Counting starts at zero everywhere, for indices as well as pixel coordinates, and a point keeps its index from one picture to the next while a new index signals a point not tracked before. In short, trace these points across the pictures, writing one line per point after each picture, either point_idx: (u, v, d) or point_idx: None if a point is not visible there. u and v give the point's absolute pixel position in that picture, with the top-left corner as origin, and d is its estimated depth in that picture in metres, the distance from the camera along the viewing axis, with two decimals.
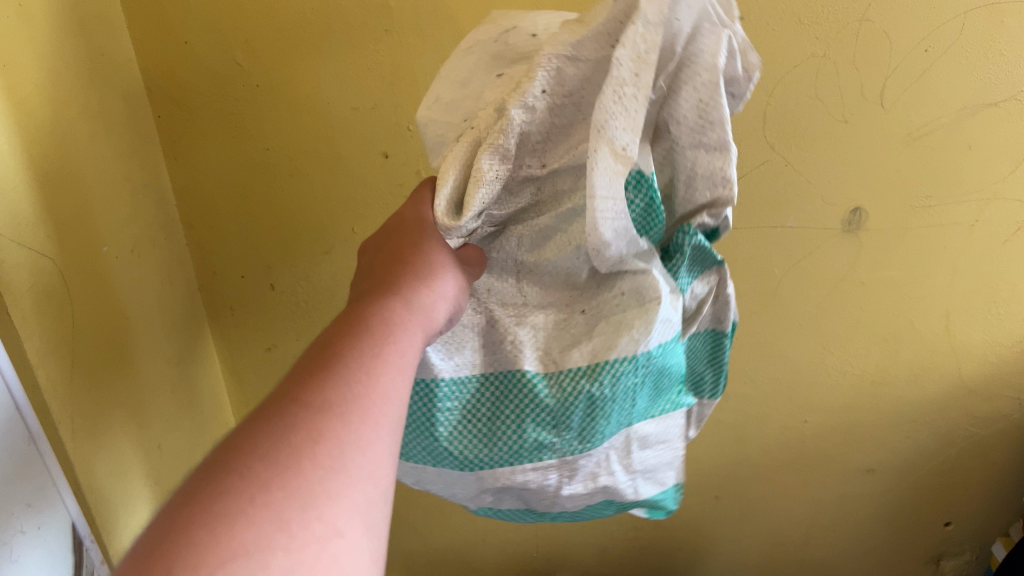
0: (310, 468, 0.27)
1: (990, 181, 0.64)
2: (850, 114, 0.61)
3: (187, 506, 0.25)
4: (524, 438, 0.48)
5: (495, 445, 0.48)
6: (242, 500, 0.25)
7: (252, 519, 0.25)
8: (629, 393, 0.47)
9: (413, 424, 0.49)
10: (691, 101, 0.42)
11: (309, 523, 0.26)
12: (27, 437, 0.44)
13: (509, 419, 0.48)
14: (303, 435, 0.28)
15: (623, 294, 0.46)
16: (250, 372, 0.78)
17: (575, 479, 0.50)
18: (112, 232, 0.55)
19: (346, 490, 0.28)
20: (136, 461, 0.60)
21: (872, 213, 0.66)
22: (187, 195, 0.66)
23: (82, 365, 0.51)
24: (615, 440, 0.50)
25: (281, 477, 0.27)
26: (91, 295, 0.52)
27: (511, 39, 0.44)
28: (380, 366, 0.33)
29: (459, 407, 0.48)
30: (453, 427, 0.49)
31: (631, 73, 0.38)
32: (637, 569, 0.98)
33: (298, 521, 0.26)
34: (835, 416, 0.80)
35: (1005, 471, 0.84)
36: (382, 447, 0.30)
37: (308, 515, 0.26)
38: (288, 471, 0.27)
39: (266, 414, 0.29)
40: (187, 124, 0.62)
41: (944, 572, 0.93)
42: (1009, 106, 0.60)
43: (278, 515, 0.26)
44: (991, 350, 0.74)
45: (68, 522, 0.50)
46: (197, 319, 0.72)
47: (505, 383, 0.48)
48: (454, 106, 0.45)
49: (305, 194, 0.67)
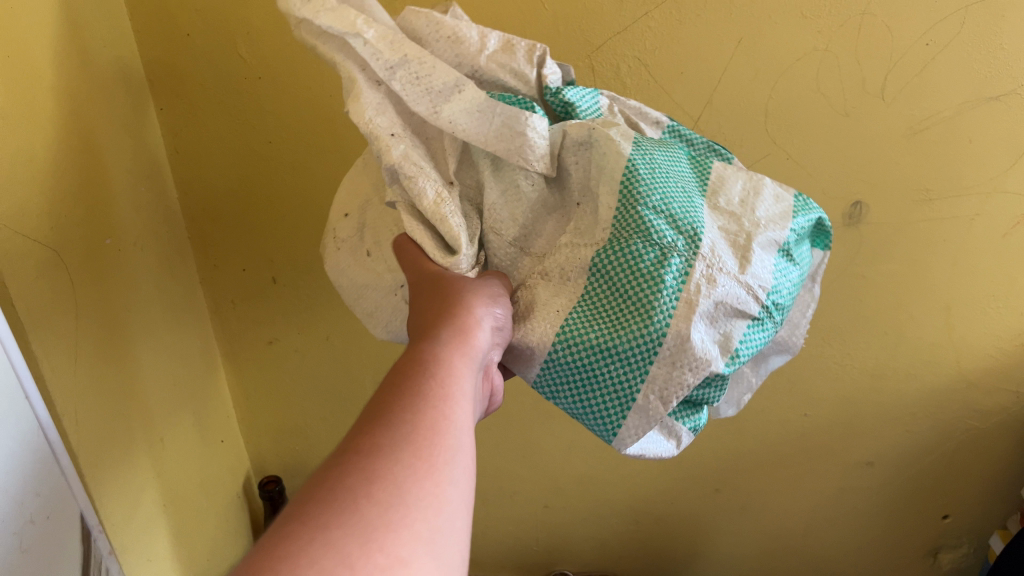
0: (367, 507, 0.27)
1: (991, 175, 0.64)
2: (852, 108, 0.61)
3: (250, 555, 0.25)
4: (658, 269, 0.40)
5: (641, 302, 0.40)
6: (302, 542, 0.25)
7: (315, 557, 0.24)
8: (658, 172, 0.43)
9: (591, 385, 0.41)
10: (441, 45, 0.44)
11: (372, 555, 0.25)
12: (38, 428, 0.44)
13: (625, 269, 0.41)
14: (354, 481, 0.28)
15: (572, 150, 0.44)
16: (252, 364, 0.78)
17: (733, 268, 0.42)
18: (115, 225, 0.55)
19: (405, 524, 0.27)
20: (139, 452, 0.60)
21: (873, 207, 0.66)
22: (189, 188, 0.66)
23: (86, 357, 0.51)
24: (717, 225, 0.43)
25: (338, 512, 0.26)
26: (93, 287, 0.52)
27: (344, 233, 0.51)
28: (426, 404, 0.32)
29: (591, 322, 0.41)
30: (604, 336, 0.41)
31: (390, 67, 0.41)
32: (636, 560, 0.99)
33: (361, 554, 0.25)
34: (834, 409, 0.81)
35: (1004, 464, 0.84)
36: (441, 479, 0.30)
37: (370, 548, 0.25)
38: (345, 511, 0.26)
39: (319, 470, 0.28)
40: (189, 116, 0.62)
41: (941, 565, 0.94)
42: (1011, 100, 0.60)
43: (340, 551, 0.25)
44: (990, 344, 0.74)
45: (78, 514, 0.49)
46: (199, 311, 0.72)
47: (599, 266, 0.42)
48: (375, 280, 0.51)
49: (307, 187, 0.67)
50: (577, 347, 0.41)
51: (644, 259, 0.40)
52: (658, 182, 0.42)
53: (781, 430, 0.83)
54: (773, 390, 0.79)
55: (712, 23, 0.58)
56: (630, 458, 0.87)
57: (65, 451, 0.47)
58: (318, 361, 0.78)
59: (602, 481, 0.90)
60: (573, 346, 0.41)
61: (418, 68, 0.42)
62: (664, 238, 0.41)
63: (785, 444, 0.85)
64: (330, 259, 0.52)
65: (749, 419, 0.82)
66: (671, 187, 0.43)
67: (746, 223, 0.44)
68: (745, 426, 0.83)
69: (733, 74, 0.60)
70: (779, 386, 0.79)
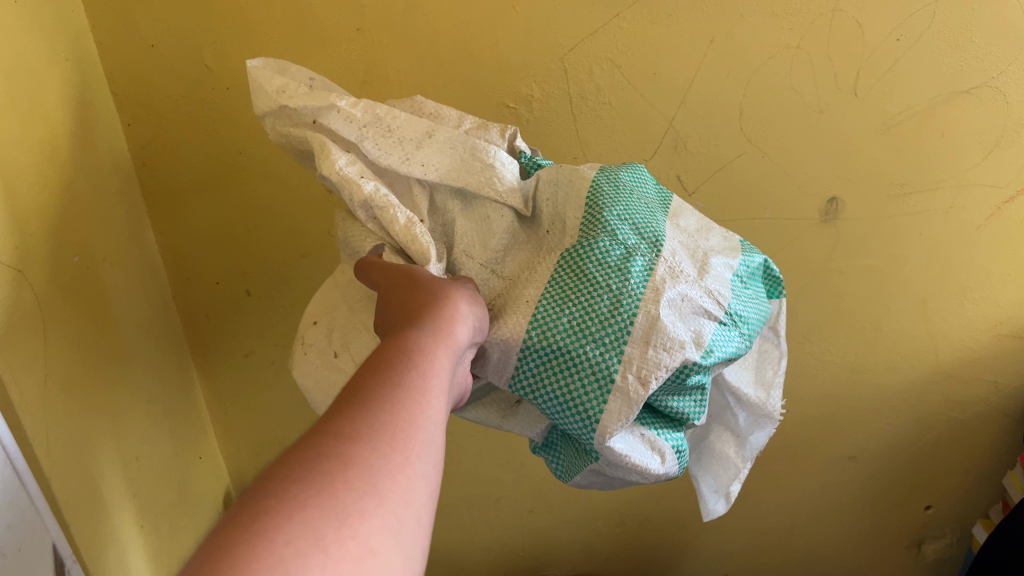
0: (343, 491, 0.26)
1: (964, 168, 0.64)
2: (825, 105, 0.61)
3: (221, 532, 0.23)
4: (609, 354, 0.41)
5: (590, 343, 0.41)
6: (279, 518, 0.24)
7: (289, 537, 0.24)
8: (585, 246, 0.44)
9: (578, 367, 0.41)
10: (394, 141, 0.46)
11: (344, 540, 0.25)
12: (4, 458, 0.43)
13: (567, 339, 0.41)
14: (331, 462, 0.27)
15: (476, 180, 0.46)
16: (228, 377, 0.77)
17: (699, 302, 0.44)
18: (83, 243, 0.54)
19: (379, 510, 0.26)
20: (114, 473, 0.58)
21: (849, 202, 0.66)
22: (158, 201, 0.65)
23: (55, 380, 0.50)
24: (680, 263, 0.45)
25: (308, 489, 0.25)
26: (62, 308, 0.51)
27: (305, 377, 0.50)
28: (395, 389, 0.31)
29: (564, 334, 0.41)
30: (574, 358, 0.41)
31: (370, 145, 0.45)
32: (623, 562, 0.98)
33: (333, 537, 0.24)
34: (815, 404, 0.81)
35: (983, 454, 0.85)
36: (416, 474, 0.29)
37: (343, 532, 0.25)
38: (320, 492, 0.25)
39: (290, 453, 0.27)
40: (157, 129, 0.61)
41: (925, 556, 0.94)
42: (981, 93, 0.60)
43: (314, 531, 0.24)
44: (968, 335, 0.75)
45: (50, 544, 0.49)
46: (173, 327, 0.71)
47: (552, 303, 0.42)
48: (319, 381, 0.49)
49: (280, 197, 0.66)
50: (553, 333, 0.41)
51: (612, 254, 0.43)
52: (620, 199, 0.46)
53: None
54: None
55: (685, 23, 0.57)
56: None
57: (41, 492, 0.47)
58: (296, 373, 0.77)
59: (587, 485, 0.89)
60: (547, 332, 0.41)
61: (387, 123, 0.46)
62: (628, 239, 0.44)
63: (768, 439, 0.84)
64: (299, 368, 0.50)
65: None
66: (628, 202, 0.46)
67: (698, 248, 0.48)
68: None
69: (707, 74, 0.60)
70: None
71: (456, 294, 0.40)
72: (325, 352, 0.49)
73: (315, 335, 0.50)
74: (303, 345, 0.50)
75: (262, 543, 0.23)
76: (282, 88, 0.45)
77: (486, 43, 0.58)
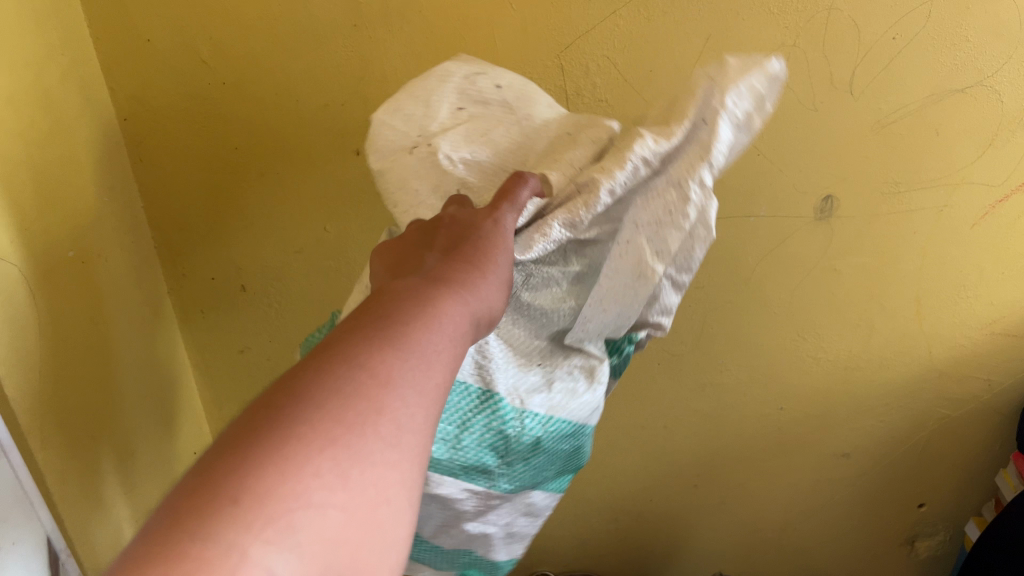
0: (371, 436, 0.26)
1: (957, 166, 0.65)
2: (820, 103, 0.61)
3: (253, 444, 0.24)
4: (467, 456, 0.52)
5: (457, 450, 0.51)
6: (310, 448, 0.24)
7: (315, 469, 0.24)
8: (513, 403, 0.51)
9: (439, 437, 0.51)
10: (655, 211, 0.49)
11: (364, 487, 0.25)
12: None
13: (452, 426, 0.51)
14: (365, 400, 0.27)
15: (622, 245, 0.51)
16: (223, 371, 0.77)
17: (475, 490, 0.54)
18: (79, 238, 0.54)
19: (396, 463, 0.27)
20: (107, 468, 0.59)
21: (844, 200, 0.67)
22: (154, 196, 0.65)
23: (50, 375, 0.50)
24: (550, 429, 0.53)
25: (340, 424, 0.26)
26: (58, 303, 0.51)
27: (414, 111, 0.51)
28: (433, 338, 0.32)
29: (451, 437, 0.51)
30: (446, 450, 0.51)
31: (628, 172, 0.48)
32: (617, 558, 0.99)
33: (355, 481, 0.25)
34: (809, 402, 0.81)
35: (975, 451, 0.85)
36: (430, 433, 0.29)
37: (364, 478, 0.26)
38: (350, 429, 0.26)
39: (326, 370, 0.27)
40: (153, 125, 0.61)
41: (918, 553, 0.95)
42: (975, 92, 0.61)
43: (339, 470, 0.25)
44: (961, 333, 0.75)
45: (41, 535, 0.49)
46: (167, 322, 0.71)
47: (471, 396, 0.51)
48: (409, 119, 0.51)
49: (275, 194, 0.66)
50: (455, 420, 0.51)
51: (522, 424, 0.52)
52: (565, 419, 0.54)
53: (757, 425, 0.83)
54: (747, 385, 0.80)
55: (681, 21, 0.58)
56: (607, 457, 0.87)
57: (37, 492, 0.48)
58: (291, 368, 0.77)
59: (581, 481, 0.90)
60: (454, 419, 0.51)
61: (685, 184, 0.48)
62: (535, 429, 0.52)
63: (762, 437, 0.85)
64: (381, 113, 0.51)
65: (726, 414, 0.82)
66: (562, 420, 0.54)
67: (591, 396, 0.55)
68: (721, 421, 0.83)
69: (702, 72, 0.60)
70: (753, 380, 0.79)
71: (496, 259, 0.41)
72: (440, 127, 0.51)
73: (418, 107, 0.51)
74: (406, 102, 0.51)
75: (294, 471, 0.24)
76: (726, 102, 0.47)
77: (482, 39, 0.58)
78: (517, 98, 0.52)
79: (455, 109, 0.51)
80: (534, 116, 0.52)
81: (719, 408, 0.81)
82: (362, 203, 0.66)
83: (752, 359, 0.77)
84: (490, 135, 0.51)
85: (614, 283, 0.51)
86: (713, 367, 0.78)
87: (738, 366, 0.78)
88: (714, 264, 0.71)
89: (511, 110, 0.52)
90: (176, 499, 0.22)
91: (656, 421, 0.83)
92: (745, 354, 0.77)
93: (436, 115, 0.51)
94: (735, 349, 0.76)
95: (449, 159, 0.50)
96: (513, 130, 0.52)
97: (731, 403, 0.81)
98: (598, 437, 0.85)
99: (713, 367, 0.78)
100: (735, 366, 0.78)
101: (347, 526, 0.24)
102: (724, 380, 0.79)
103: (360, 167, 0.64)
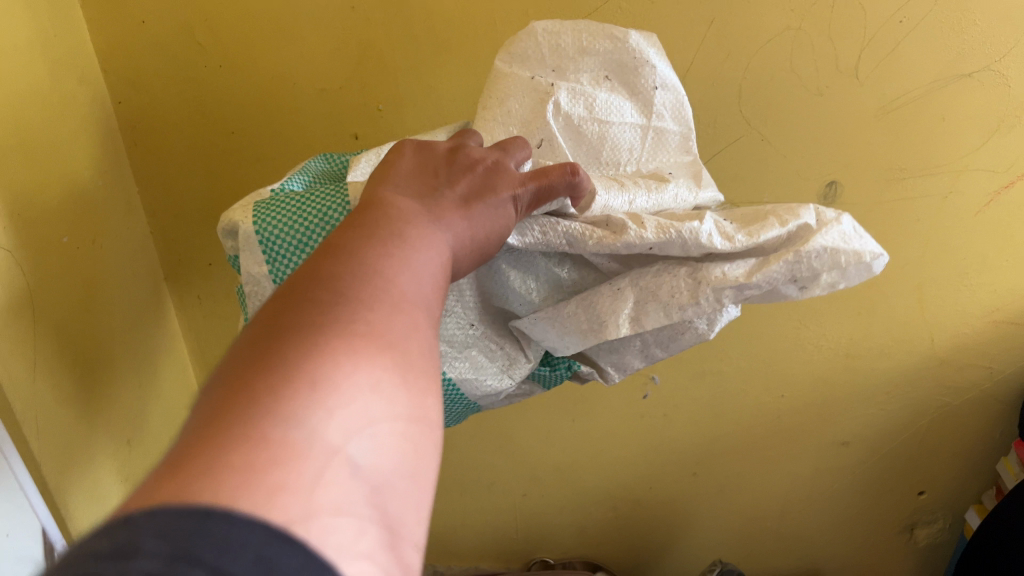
0: (410, 337, 0.28)
1: (963, 153, 0.64)
2: (825, 88, 0.61)
3: (316, 345, 0.25)
4: None
5: None
6: (367, 349, 0.26)
7: (373, 367, 0.26)
8: None
9: None
10: (667, 289, 0.43)
11: (412, 382, 0.27)
12: None
13: None
14: (398, 305, 0.29)
15: (612, 292, 0.45)
16: (221, 359, 0.76)
17: None
18: (73, 224, 0.53)
19: (427, 361, 0.29)
20: (100, 456, 0.58)
21: (847, 186, 0.66)
22: (150, 181, 0.64)
23: (43, 362, 0.50)
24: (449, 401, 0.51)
25: (385, 325, 0.28)
26: (52, 289, 0.50)
27: (561, 46, 0.47)
28: (439, 252, 0.34)
29: None
30: None
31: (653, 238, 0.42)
32: (616, 546, 0.99)
33: (405, 377, 0.27)
34: (810, 389, 0.81)
35: (976, 439, 0.85)
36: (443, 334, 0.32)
37: (411, 375, 0.27)
38: (394, 331, 0.28)
39: (360, 278, 0.29)
40: (147, 108, 0.60)
41: (917, 541, 0.95)
42: (982, 77, 0.60)
43: (394, 369, 0.27)
44: (964, 321, 0.75)
45: (38, 530, 0.48)
46: (163, 308, 0.70)
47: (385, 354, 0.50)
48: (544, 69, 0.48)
49: (273, 180, 0.65)
50: None
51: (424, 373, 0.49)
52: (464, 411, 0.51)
53: (757, 413, 0.83)
54: (749, 373, 0.79)
55: (685, 4, 0.57)
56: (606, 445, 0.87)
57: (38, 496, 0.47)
58: None
59: (581, 469, 0.89)
60: None
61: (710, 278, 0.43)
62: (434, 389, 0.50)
63: (762, 425, 0.84)
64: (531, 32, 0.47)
65: (726, 402, 0.82)
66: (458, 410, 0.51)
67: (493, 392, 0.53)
68: (721, 409, 0.82)
69: (705, 57, 0.59)
70: (755, 368, 0.79)
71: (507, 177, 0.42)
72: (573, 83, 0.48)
73: (572, 62, 0.48)
74: (561, 42, 0.47)
75: (357, 368, 0.25)
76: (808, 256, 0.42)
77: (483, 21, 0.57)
78: (664, 107, 0.49)
79: (599, 76, 0.48)
80: (665, 128, 0.50)
81: (720, 396, 0.81)
82: None
83: (753, 347, 0.77)
84: (617, 122, 0.48)
85: (576, 319, 0.46)
86: (714, 355, 0.77)
87: (739, 355, 0.77)
88: None
89: (652, 112, 0.49)
90: (256, 389, 0.23)
91: (656, 408, 0.82)
92: (745, 342, 0.76)
93: (580, 64, 0.48)
94: (736, 336, 0.76)
95: (557, 110, 0.47)
96: (640, 130, 0.49)
97: (732, 391, 0.81)
98: (597, 425, 0.84)
99: (713, 355, 0.77)
100: (736, 354, 0.77)
101: (407, 414, 0.26)
102: (724, 368, 0.78)
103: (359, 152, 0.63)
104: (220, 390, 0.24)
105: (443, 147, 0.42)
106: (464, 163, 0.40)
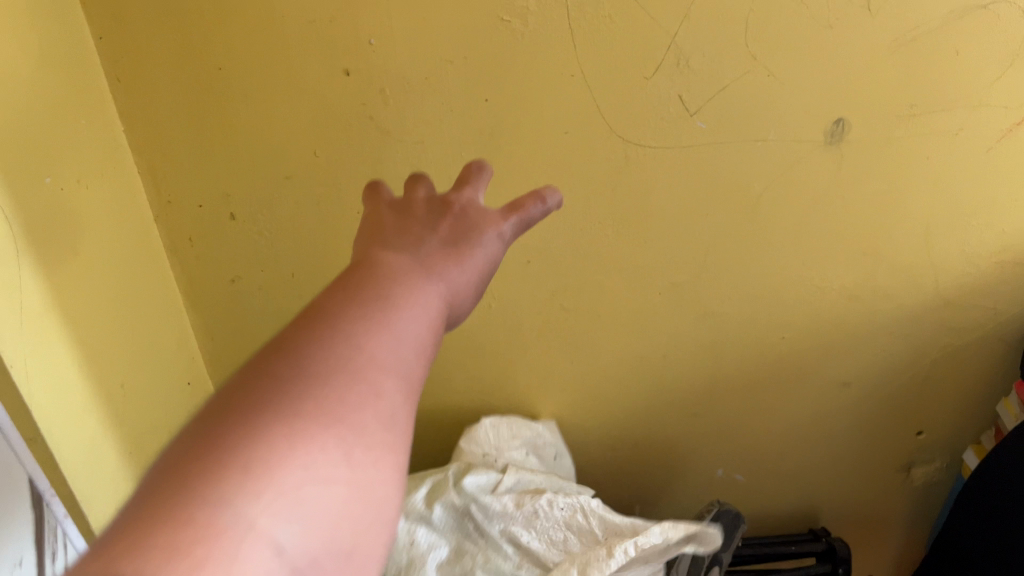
0: (366, 408, 0.29)
1: (977, 89, 0.62)
2: (836, 21, 0.58)
3: (256, 417, 0.27)
4: None
5: None
6: (315, 427, 0.27)
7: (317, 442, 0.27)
8: None
9: None
10: None
11: (366, 456, 0.28)
12: None
13: None
14: (359, 376, 0.30)
15: None
16: (215, 305, 0.74)
17: None
18: (55, 161, 0.52)
19: (387, 431, 0.29)
20: (89, 406, 0.56)
21: (856, 124, 0.64)
22: (134, 119, 0.62)
23: (28, 300, 0.49)
24: None
25: (340, 399, 0.29)
26: (34, 226, 0.49)
27: None
28: (417, 306, 0.35)
29: None
30: None
31: None
32: (614, 490, 0.98)
33: (357, 452, 0.28)
34: (812, 332, 0.80)
35: (977, 380, 0.84)
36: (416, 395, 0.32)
37: (363, 447, 0.28)
38: (344, 401, 0.29)
39: (324, 346, 0.30)
40: (128, 42, 0.58)
41: (914, 479, 0.95)
42: (998, 9, 0.57)
43: (342, 443, 0.28)
44: (969, 261, 0.74)
45: None
46: (154, 251, 0.68)
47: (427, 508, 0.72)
48: None
49: (263, 118, 0.62)
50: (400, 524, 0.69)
51: None
52: None
53: (759, 356, 0.82)
54: (751, 315, 0.78)
55: None
56: (605, 390, 0.85)
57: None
58: (283, 300, 0.74)
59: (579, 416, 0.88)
60: None
61: None
62: None
63: (763, 367, 0.83)
64: None
65: (727, 345, 0.80)
66: None
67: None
68: (722, 351, 0.81)
69: None
70: (757, 310, 0.77)
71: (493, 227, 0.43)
72: None
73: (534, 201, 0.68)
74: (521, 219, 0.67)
75: (299, 450, 0.26)
76: None
77: None
78: None
79: None
80: None
81: (721, 339, 0.80)
82: (353, 126, 0.63)
83: (756, 290, 0.76)
84: None
85: None
86: (715, 296, 0.76)
87: (741, 297, 0.76)
88: (719, 190, 0.68)
89: None
90: (182, 464, 0.25)
91: (655, 350, 0.81)
92: (747, 283, 0.75)
93: None
94: (739, 278, 0.75)
95: None
96: None
97: (733, 333, 0.79)
98: (595, 369, 0.83)
99: (714, 296, 0.76)
100: (738, 296, 0.76)
101: (356, 490, 0.27)
102: (726, 310, 0.77)
103: (351, 87, 0.61)
104: (184, 440, 0.26)
105: (420, 201, 0.44)
106: (443, 214, 0.42)
